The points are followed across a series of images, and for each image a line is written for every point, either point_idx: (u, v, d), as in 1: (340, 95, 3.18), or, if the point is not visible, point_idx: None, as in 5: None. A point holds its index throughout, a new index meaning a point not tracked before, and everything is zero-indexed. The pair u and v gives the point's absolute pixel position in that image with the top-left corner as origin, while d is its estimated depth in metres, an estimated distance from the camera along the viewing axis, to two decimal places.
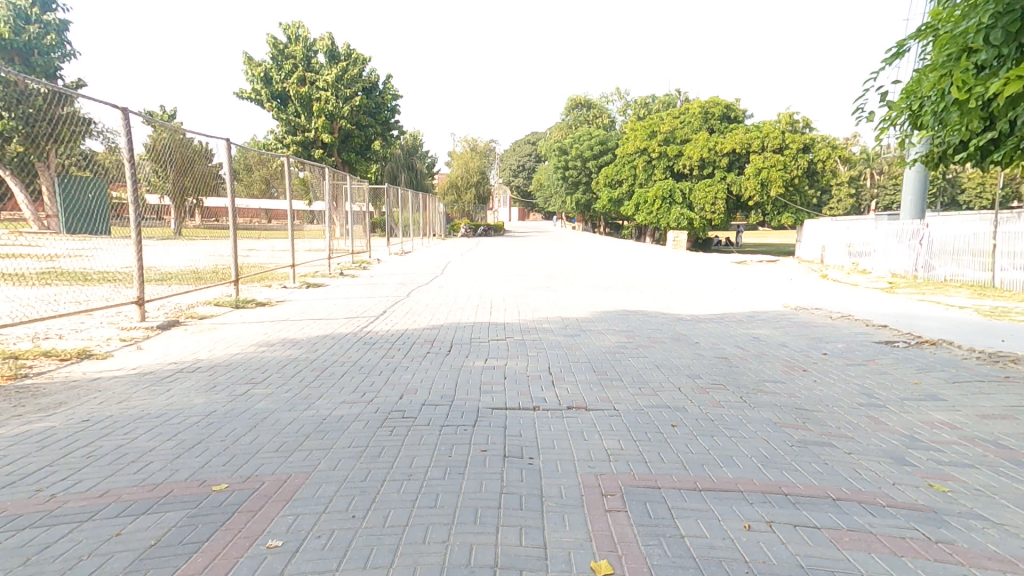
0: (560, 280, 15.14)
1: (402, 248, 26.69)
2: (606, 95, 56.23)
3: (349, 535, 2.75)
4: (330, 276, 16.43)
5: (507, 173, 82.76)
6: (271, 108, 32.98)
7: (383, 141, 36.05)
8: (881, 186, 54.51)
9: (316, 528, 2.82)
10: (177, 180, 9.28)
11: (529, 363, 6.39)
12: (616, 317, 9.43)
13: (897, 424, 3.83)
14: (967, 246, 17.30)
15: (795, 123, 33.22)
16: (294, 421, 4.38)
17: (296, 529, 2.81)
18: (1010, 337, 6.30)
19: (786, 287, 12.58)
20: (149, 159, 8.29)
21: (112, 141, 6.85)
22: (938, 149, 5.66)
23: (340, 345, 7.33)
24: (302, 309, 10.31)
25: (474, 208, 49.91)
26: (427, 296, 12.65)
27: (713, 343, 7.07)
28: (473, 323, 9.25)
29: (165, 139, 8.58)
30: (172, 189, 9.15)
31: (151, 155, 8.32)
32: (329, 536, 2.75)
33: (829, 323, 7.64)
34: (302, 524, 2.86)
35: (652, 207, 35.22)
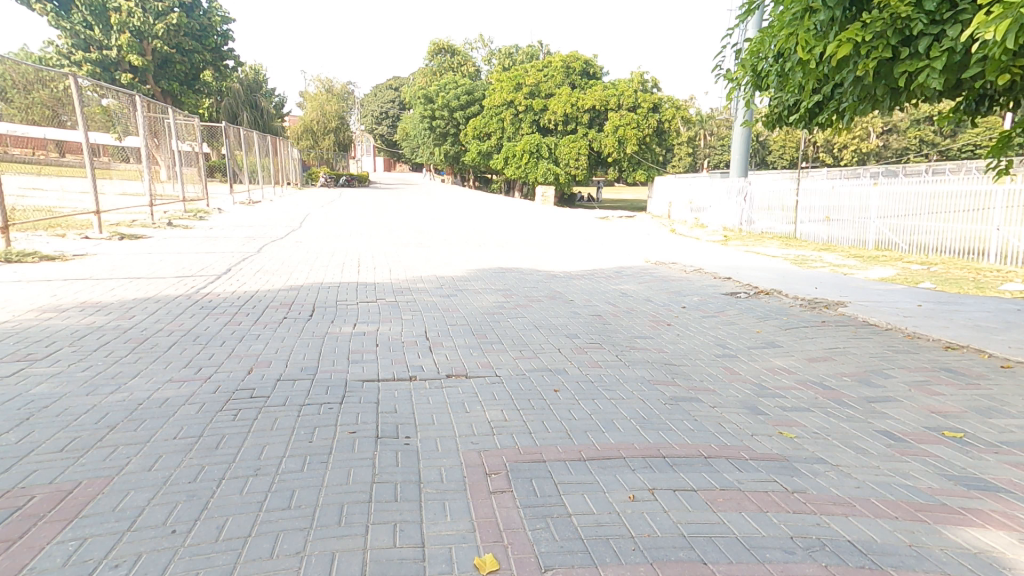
0: (432, 236, 14.62)
1: (250, 198, 23.67)
2: (470, 41, 54.43)
3: (163, 558, 2.20)
4: (154, 227, 13.89)
5: (370, 120, 77.55)
6: (44, 11, 26.31)
7: (213, 71, 31.01)
8: (712, 147, 61.36)
9: (113, 555, 2.20)
10: None
11: (404, 327, 5.96)
12: (493, 275, 9.33)
13: (747, 372, 4.21)
14: (778, 203, 20.17)
15: (646, 83, 35.38)
16: (95, 410, 3.49)
17: (81, 559, 2.17)
18: (823, 285, 7.39)
19: (644, 242, 13.53)
20: None
21: None
22: (776, 110, 6.15)
23: (168, 309, 6.16)
24: (111, 265, 8.50)
25: (334, 155, 46.02)
26: (282, 252, 11.34)
27: (587, 301, 7.32)
28: (339, 283, 8.47)
29: None
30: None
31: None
32: (132, 563, 2.16)
33: (684, 278, 8.32)
34: (91, 552, 2.22)
35: (520, 160, 35.59)
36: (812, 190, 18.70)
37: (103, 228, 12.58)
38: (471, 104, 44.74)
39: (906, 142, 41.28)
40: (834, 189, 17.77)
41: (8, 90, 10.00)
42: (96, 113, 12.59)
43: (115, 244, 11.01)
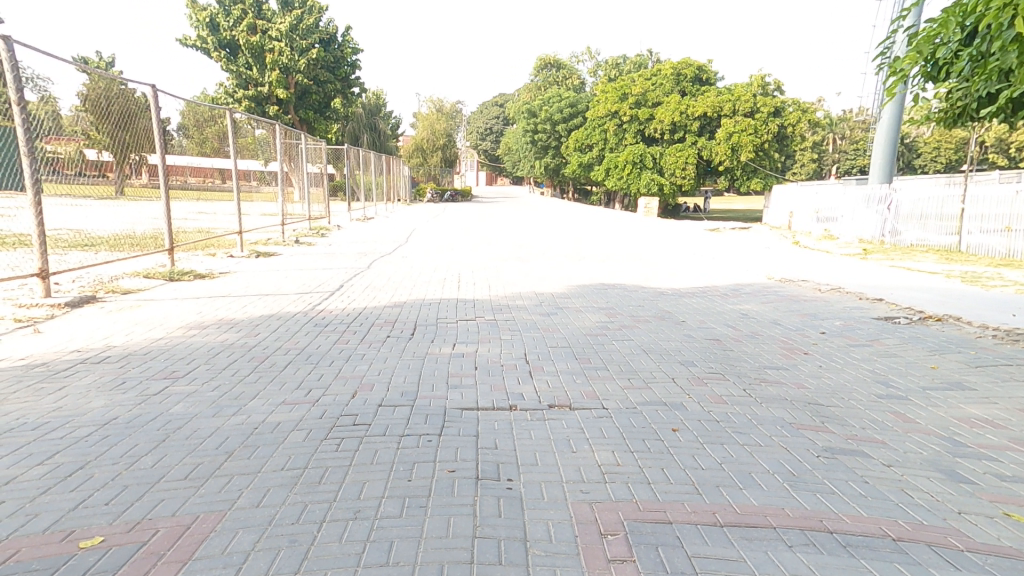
0: (531, 251, 14.47)
1: (365, 214, 25.38)
2: (576, 54, 54.55)
3: None
4: (285, 244, 15.25)
5: (475, 137, 80.67)
6: (219, 58, 30.32)
7: (343, 99, 33.85)
8: (840, 152, 55.56)
9: None
10: (115, 133, 8.12)
11: (503, 348, 5.73)
12: (594, 292, 8.86)
13: (929, 421, 3.37)
14: (934, 211, 17.52)
15: (766, 86, 32.85)
16: (217, 432, 3.60)
17: None
18: (1019, 311, 6.00)
19: (763, 257, 12.27)
20: (85, 110, 7.50)
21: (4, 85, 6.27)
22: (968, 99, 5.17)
23: (286, 327, 6.48)
24: (246, 283, 9.30)
25: (441, 171, 48.19)
26: (390, 267, 11.81)
27: (701, 322, 6.59)
28: (440, 299, 8.53)
29: (100, 89, 7.71)
30: (113, 143, 8.11)
31: (89, 106, 7.55)
32: None
33: (820, 297, 7.24)
34: None
35: (623, 171, 34.66)
36: (983, 196, 16.02)
37: (244, 246, 14.01)
38: (574, 116, 44.67)
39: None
40: (1016, 195, 15.07)
41: (190, 128, 11.53)
42: (246, 144, 14.21)
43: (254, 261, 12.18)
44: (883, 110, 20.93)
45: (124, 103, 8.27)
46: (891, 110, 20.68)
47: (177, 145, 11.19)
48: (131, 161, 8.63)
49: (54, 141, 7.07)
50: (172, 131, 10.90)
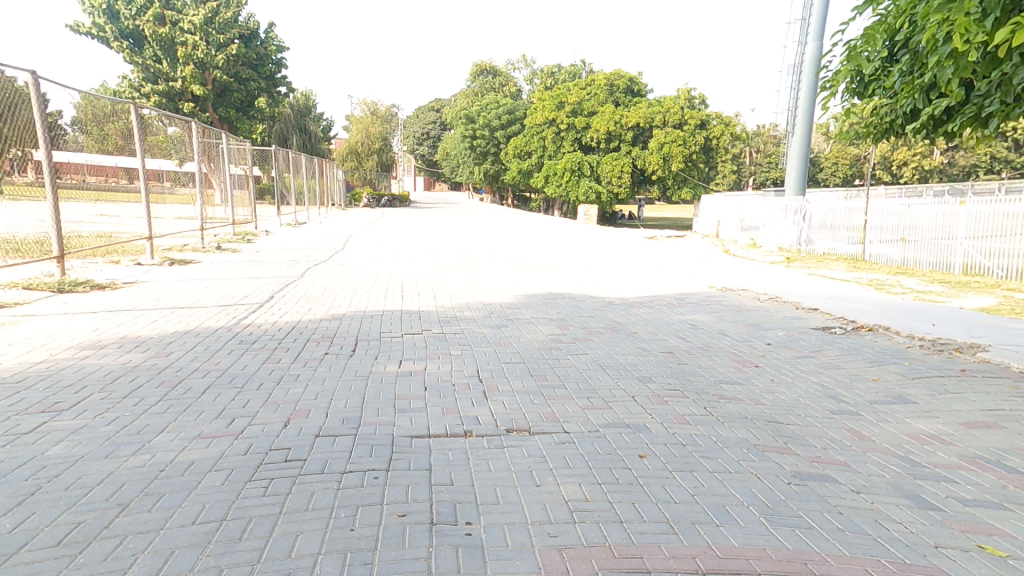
0: (475, 258, 14.18)
1: (296, 219, 24.05)
2: (512, 61, 54.93)
3: None
4: (203, 251, 14.02)
5: (412, 141, 79.36)
6: (122, 49, 27.95)
7: (268, 98, 32.06)
8: (758, 164, 59.52)
9: None
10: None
11: (453, 366, 5.38)
12: (544, 302, 8.70)
13: (886, 439, 3.40)
14: (842, 222, 18.71)
15: (692, 100, 34.51)
16: (110, 480, 3.02)
17: None
18: (940, 320, 6.42)
19: (700, 265, 12.67)
20: None
21: None
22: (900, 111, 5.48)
23: (206, 345, 5.80)
24: (157, 294, 8.36)
25: (377, 175, 46.85)
26: (326, 276, 11.11)
27: (653, 334, 6.57)
28: (382, 311, 8.03)
29: None
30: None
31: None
32: None
33: (761, 307, 7.46)
34: None
35: (561, 179, 35.17)
36: (884, 209, 17.23)
37: (155, 253, 12.74)
38: (512, 123, 44.96)
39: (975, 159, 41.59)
40: (910, 208, 16.24)
41: (87, 123, 10.36)
42: (155, 141, 12.93)
43: (167, 269, 11.07)
44: (796, 126, 22.39)
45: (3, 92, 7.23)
46: (802, 126, 22.13)
47: (72, 142, 10.05)
48: (11, 156, 7.59)
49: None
50: (64, 125, 9.69)
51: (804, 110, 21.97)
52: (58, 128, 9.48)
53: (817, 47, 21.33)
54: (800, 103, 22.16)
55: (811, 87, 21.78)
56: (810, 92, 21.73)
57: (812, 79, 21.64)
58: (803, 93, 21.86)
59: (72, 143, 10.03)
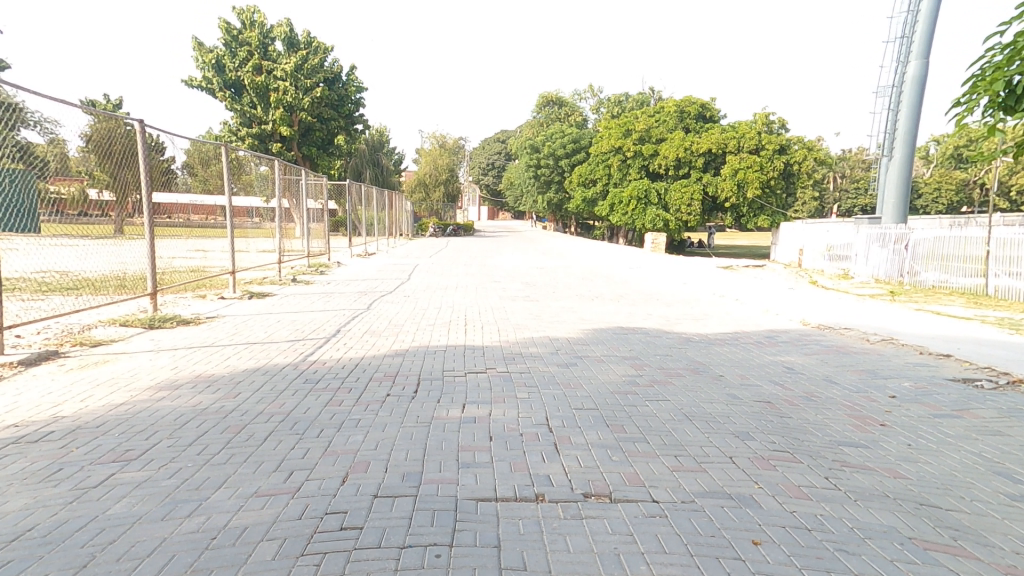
0: (540, 289, 13.83)
1: (366, 249, 24.89)
2: (579, 92, 55.24)
3: None
4: (281, 282, 14.60)
5: (477, 172, 81.63)
6: (224, 98, 30.70)
7: (347, 136, 33.94)
8: (842, 190, 55.83)
9: None
10: (117, 173, 7.77)
11: (520, 411, 4.94)
12: (615, 338, 8.11)
13: None
14: (957, 251, 16.77)
15: (770, 124, 32.96)
16: (161, 549, 2.80)
17: None
18: None
19: (786, 298, 11.61)
20: (92, 152, 7.22)
21: (51, 132, 6.41)
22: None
23: (273, 384, 5.73)
24: (232, 329, 8.58)
25: (443, 206, 48.15)
26: (392, 308, 11.12)
27: (744, 378, 5.83)
28: (446, 346, 7.79)
29: (110, 129, 7.46)
30: (114, 182, 7.75)
31: (94, 146, 7.17)
32: None
33: (871, 350, 6.53)
34: None
35: (628, 207, 34.46)
36: (1012, 238, 15.28)
37: (237, 286, 13.39)
38: (577, 152, 44.97)
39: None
40: None
41: (195, 166, 11.27)
42: (243, 179, 13.65)
43: (247, 302, 11.55)
44: (896, 149, 20.89)
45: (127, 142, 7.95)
46: (903, 149, 20.62)
47: (182, 184, 10.98)
48: (133, 199, 8.16)
49: (60, 182, 6.84)
50: (176, 169, 10.71)
51: (905, 132, 20.46)
52: (170, 173, 10.45)
53: (922, 65, 19.89)
54: (900, 126, 20.67)
55: (914, 107, 20.31)
56: (913, 113, 20.23)
57: (916, 99, 20.11)
58: (905, 114, 20.37)
59: (182, 185, 10.96)
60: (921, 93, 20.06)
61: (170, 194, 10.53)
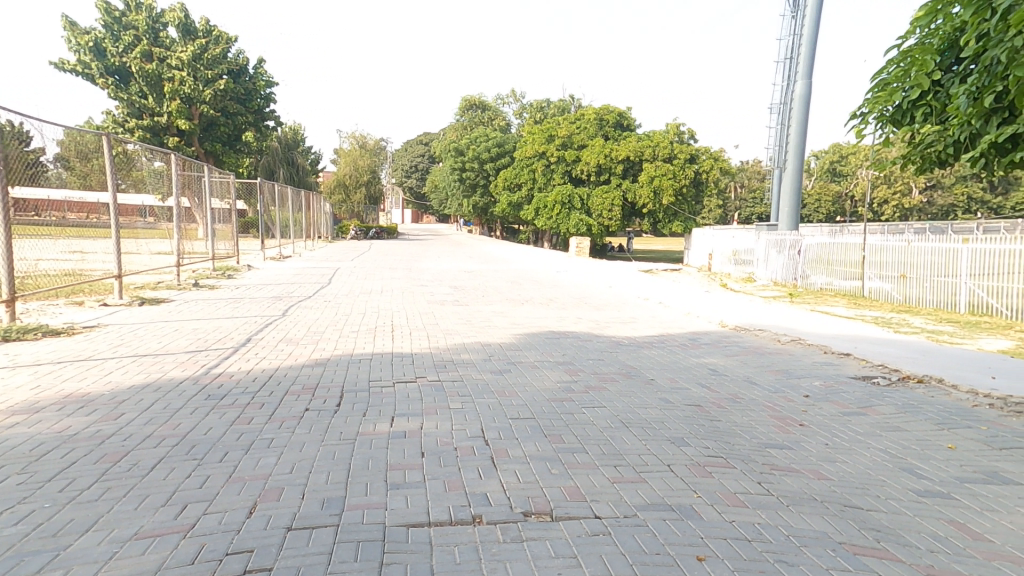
0: (468, 293, 13.60)
1: (280, 252, 23.33)
2: (502, 96, 55.54)
3: None
4: (178, 288, 13.22)
5: (400, 174, 79.79)
6: (105, 85, 27.49)
7: (256, 132, 31.70)
8: (744, 199, 60.58)
9: None
10: None
11: (453, 423, 4.68)
12: (547, 344, 8.06)
13: (999, 540, 2.81)
14: (840, 257, 18.43)
15: (681, 135, 34.96)
16: None
17: None
18: (993, 373, 5.92)
19: (703, 300, 12.22)
20: None
21: None
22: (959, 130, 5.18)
23: (167, 402, 5.03)
24: (117, 340, 7.55)
25: (364, 208, 46.46)
26: (310, 315, 10.39)
27: (672, 382, 5.95)
28: (371, 354, 7.34)
29: None
30: None
31: None
32: None
33: (783, 350, 6.94)
34: None
35: (552, 212, 35.11)
36: (882, 246, 16.93)
37: (124, 292, 11.94)
38: (502, 156, 45.18)
39: (951, 199, 44.26)
40: (908, 245, 15.93)
41: (72, 159, 9.95)
42: (134, 175, 12.32)
43: (137, 310, 10.31)
44: (788, 160, 22.82)
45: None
46: (794, 160, 22.55)
47: (55, 178, 9.64)
48: None
49: None
50: (50, 161, 9.44)
51: (795, 145, 22.38)
52: (41, 165, 9.20)
53: (808, 84, 21.87)
54: (791, 139, 22.59)
55: (801, 122, 22.25)
56: (801, 127, 22.17)
57: (802, 115, 22.06)
58: (794, 129, 22.30)
59: (54, 180, 9.58)
60: (807, 109, 22.03)
61: (39, 189, 9.27)
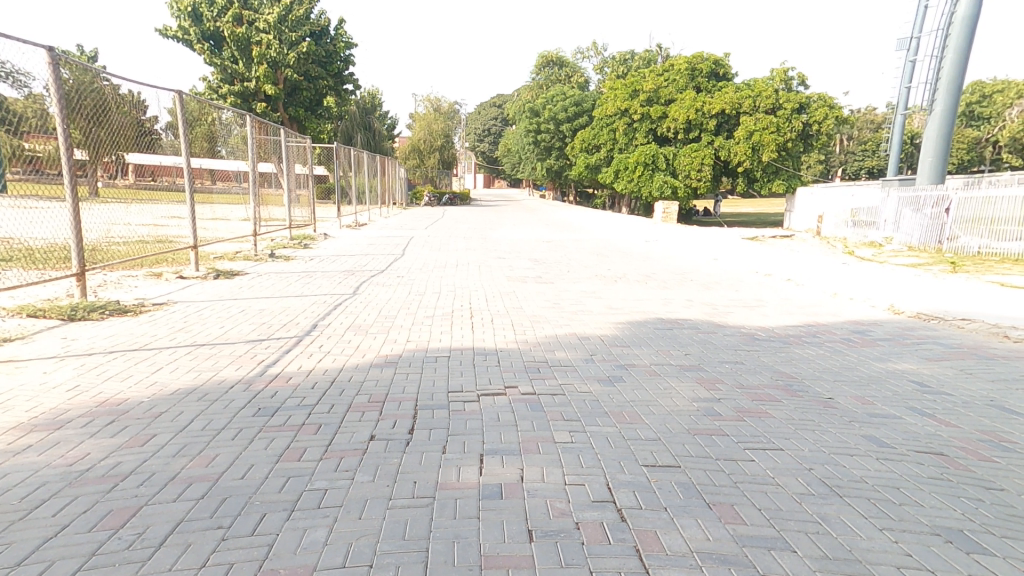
0: (550, 267, 12.20)
1: (357, 219, 23.01)
2: (582, 50, 52.05)
3: None
4: (257, 258, 12.90)
5: (473, 138, 79.05)
6: (202, 51, 28.00)
7: (336, 97, 31.49)
8: (849, 153, 54.28)
9: None
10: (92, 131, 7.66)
11: (566, 475, 3.34)
12: (659, 340, 6.52)
13: None
14: (1011, 214, 15.19)
15: (788, 82, 30.59)
16: None
17: None
18: None
19: (842, 275, 10.02)
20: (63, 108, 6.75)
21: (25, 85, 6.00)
22: None
23: (211, 417, 4.09)
24: (178, 322, 6.90)
25: (439, 173, 45.85)
26: (383, 293, 9.48)
27: (869, 401, 4.21)
28: (447, 351, 6.19)
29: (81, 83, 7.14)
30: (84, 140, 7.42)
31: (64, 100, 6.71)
32: None
33: (1021, 357, 5.00)
34: None
35: (634, 173, 32.52)
36: None
37: (203, 262, 11.63)
38: (580, 115, 42.54)
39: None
40: None
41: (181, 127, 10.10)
42: (236, 141, 13.19)
43: (210, 284, 9.84)
44: (936, 101, 18.90)
45: (97, 97, 7.68)
46: (945, 101, 18.62)
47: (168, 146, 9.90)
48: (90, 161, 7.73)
49: (34, 139, 6.38)
50: (162, 130, 9.61)
51: (950, 82, 18.35)
52: (154, 133, 9.50)
53: (975, 4, 17.56)
54: (943, 74, 18.53)
55: (962, 53, 18.08)
56: (959, 60, 18.04)
57: (964, 44, 17.94)
58: (949, 62, 18.21)
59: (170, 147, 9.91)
60: (970, 36, 17.82)
61: (154, 156, 9.71)
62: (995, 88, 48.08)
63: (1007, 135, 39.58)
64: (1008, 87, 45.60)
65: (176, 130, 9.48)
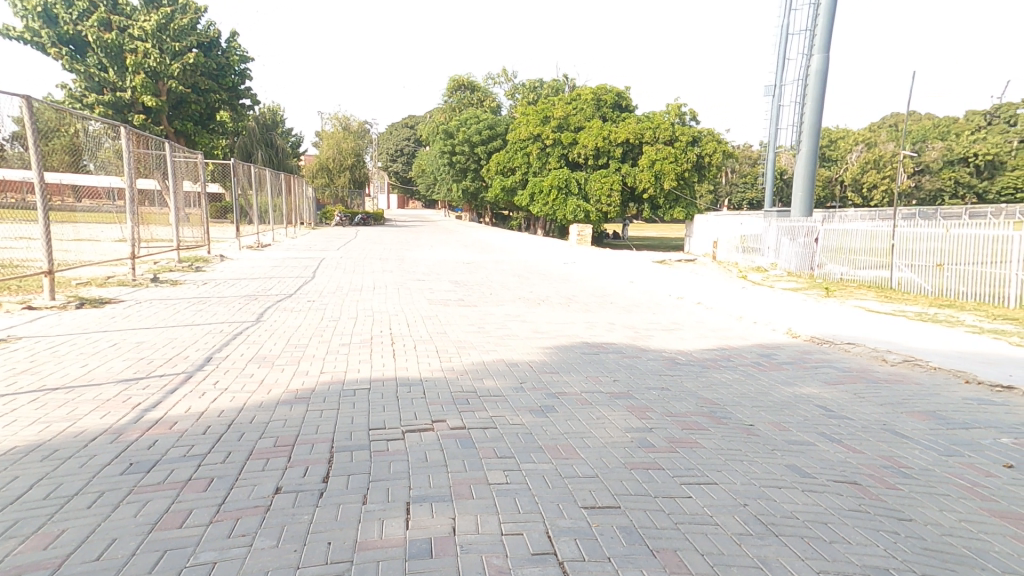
0: (471, 290, 11.95)
1: (258, 239, 21.35)
2: (494, 76, 53.18)
3: None
4: (134, 284, 11.40)
5: (385, 157, 77.58)
6: (59, 56, 25.12)
7: (230, 111, 29.41)
8: (734, 184, 59.98)
9: None
10: None
11: (504, 523, 3.06)
12: (587, 366, 6.49)
13: None
14: (864, 246, 16.78)
15: (682, 117, 33.16)
16: None
17: None
18: None
19: (744, 298, 10.74)
20: None
21: None
22: None
23: (58, 482, 3.46)
24: (21, 367, 5.84)
25: (349, 192, 44.25)
26: (290, 319, 8.69)
27: (788, 426, 4.38)
28: (367, 382, 5.68)
29: None
30: None
31: None
32: None
33: (903, 378, 5.51)
34: None
35: (548, 197, 33.45)
36: (915, 234, 15.22)
37: (64, 291, 10.04)
38: (493, 139, 43.21)
39: (939, 183, 44.24)
40: (948, 232, 14.19)
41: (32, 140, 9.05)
42: (108, 155, 11.79)
43: (74, 314, 8.49)
44: (801, 141, 21.31)
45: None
46: (808, 142, 21.04)
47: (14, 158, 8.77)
48: None
49: None
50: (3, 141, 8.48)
51: (810, 125, 20.80)
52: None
53: (824, 59, 20.16)
54: (805, 119, 20.99)
55: (817, 101, 20.61)
56: (816, 107, 20.53)
57: (818, 93, 20.48)
58: (808, 108, 20.67)
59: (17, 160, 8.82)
60: (823, 87, 20.43)
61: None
62: (847, 131, 55.75)
63: (848, 177, 46.50)
64: (850, 134, 53.42)
65: (24, 141, 8.20)
